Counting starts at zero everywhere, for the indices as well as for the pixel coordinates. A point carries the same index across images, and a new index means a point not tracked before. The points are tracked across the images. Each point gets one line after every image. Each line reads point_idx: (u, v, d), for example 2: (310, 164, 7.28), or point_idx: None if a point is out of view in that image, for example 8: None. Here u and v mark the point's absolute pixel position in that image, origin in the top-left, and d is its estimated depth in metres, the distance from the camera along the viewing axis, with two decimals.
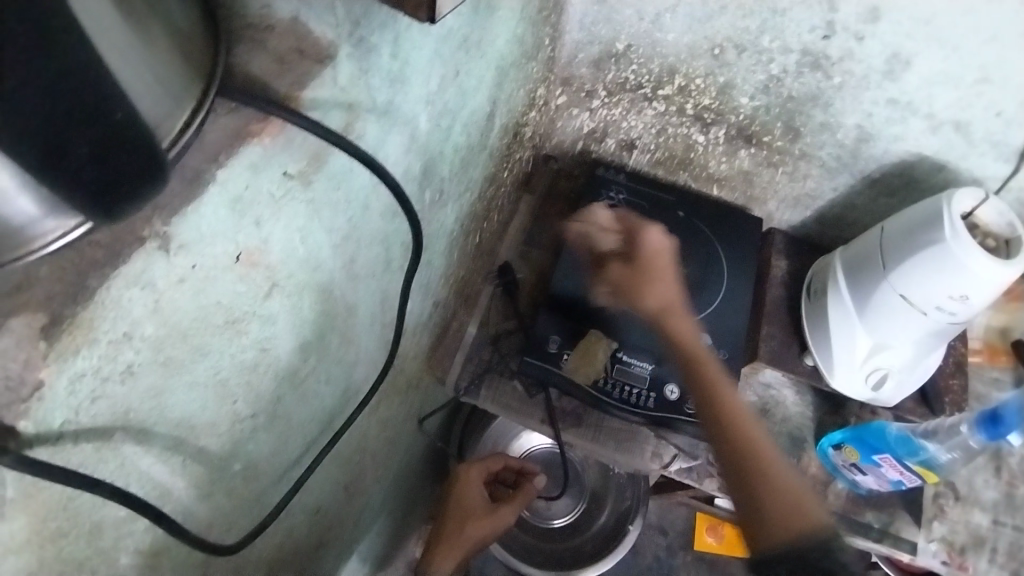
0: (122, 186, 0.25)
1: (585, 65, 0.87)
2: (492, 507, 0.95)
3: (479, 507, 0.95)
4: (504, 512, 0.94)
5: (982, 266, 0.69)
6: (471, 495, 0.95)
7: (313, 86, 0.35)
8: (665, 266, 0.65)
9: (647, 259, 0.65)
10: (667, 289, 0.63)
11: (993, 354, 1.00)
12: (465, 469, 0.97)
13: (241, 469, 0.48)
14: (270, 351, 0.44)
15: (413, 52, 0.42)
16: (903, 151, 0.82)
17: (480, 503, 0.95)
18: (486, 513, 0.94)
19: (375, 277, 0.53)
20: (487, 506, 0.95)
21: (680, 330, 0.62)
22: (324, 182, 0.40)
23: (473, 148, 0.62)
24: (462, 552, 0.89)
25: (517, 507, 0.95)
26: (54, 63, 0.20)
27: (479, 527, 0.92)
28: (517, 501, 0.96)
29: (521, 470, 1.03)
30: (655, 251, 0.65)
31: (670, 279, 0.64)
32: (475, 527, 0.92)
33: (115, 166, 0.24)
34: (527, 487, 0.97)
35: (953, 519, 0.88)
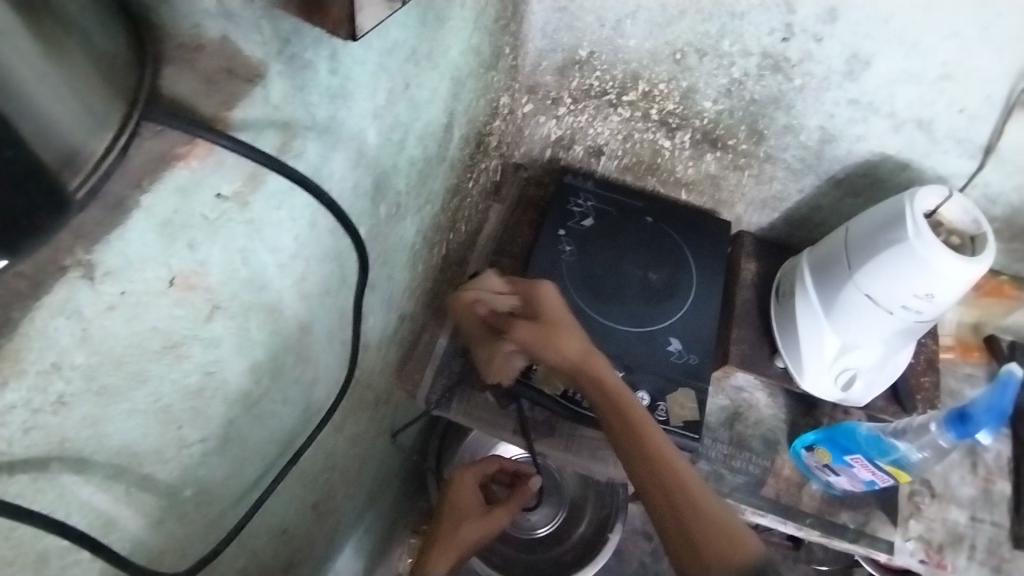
0: None
1: (549, 72, 0.87)
2: (486, 509, 0.94)
3: (475, 510, 0.93)
4: (500, 513, 0.92)
5: (948, 265, 0.70)
6: (465, 497, 0.94)
7: (241, 105, 0.34)
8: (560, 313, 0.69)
9: (548, 312, 0.69)
10: (570, 340, 0.66)
11: (965, 349, 1.00)
12: (460, 474, 0.96)
13: (194, 495, 0.46)
14: (217, 374, 0.42)
15: (356, 67, 0.41)
16: (866, 150, 0.83)
17: (475, 505, 0.94)
18: (482, 515, 0.93)
19: (330, 295, 0.52)
20: (482, 509, 0.94)
21: (597, 376, 0.65)
22: (262, 202, 0.39)
23: (431, 160, 0.61)
24: (458, 553, 0.87)
25: (513, 509, 0.94)
26: None
27: (475, 528, 0.91)
28: (512, 502, 0.94)
29: (515, 472, 1.01)
30: (549, 306, 0.70)
31: (571, 330, 0.67)
32: (471, 528, 0.90)
33: None
34: (522, 489, 0.96)
35: (929, 516, 0.89)
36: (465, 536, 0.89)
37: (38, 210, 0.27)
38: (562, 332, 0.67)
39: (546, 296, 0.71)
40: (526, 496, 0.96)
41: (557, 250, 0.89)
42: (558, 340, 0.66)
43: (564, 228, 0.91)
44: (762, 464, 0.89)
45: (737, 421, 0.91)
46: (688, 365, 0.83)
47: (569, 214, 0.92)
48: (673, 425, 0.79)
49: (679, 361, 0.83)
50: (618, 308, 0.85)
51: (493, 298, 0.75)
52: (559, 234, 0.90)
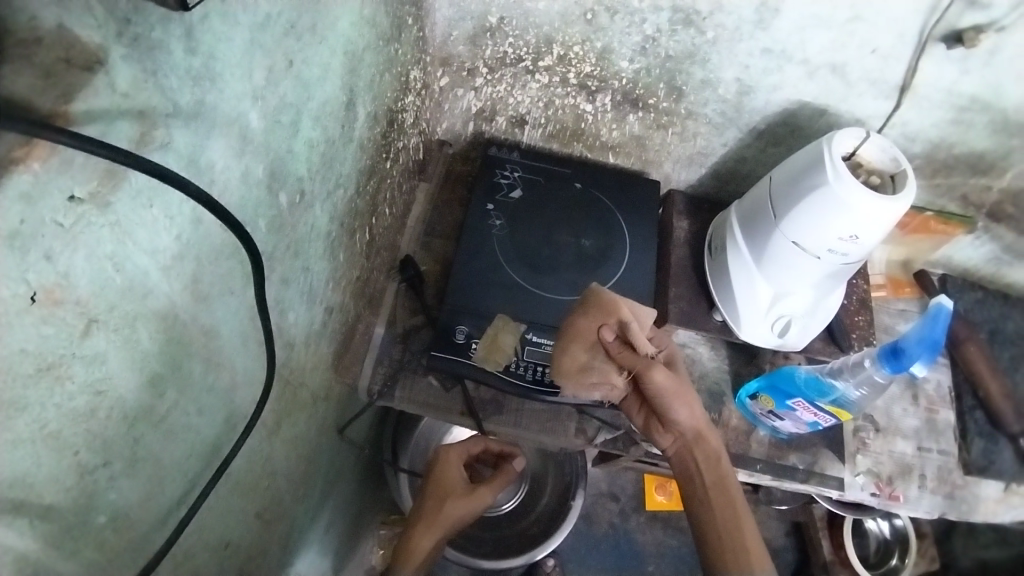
0: None
1: (461, 42, 0.84)
2: (471, 486, 0.92)
3: (459, 488, 0.92)
4: (484, 492, 0.91)
5: (866, 204, 0.71)
6: (451, 474, 0.92)
7: (84, 95, 0.30)
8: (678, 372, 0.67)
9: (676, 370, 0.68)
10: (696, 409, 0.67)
11: (896, 287, 1.03)
12: (445, 449, 0.93)
13: (109, 521, 0.43)
14: (109, 392, 0.39)
15: (220, 45, 0.38)
16: (783, 99, 0.83)
17: (461, 483, 0.92)
18: (466, 493, 0.91)
19: (235, 294, 0.49)
20: (467, 487, 0.92)
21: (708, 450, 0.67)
22: (126, 202, 0.35)
23: (335, 142, 0.58)
24: (438, 533, 0.88)
25: (497, 488, 0.92)
26: None
27: (457, 507, 0.90)
28: (496, 481, 0.93)
29: (500, 452, 0.99)
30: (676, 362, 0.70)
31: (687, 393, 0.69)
32: (454, 508, 0.89)
33: None
34: (507, 469, 0.95)
35: (875, 450, 0.92)
36: (447, 515, 0.89)
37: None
38: (685, 401, 0.66)
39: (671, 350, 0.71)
40: (510, 476, 0.94)
41: (487, 226, 0.88)
42: (682, 410, 0.66)
43: (493, 202, 0.90)
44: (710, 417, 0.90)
45: None
46: None
47: (497, 187, 0.91)
48: None
49: None
50: (553, 279, 0.85)
51: (641, 330, 0.68)
52: (488, 208, 0.89)
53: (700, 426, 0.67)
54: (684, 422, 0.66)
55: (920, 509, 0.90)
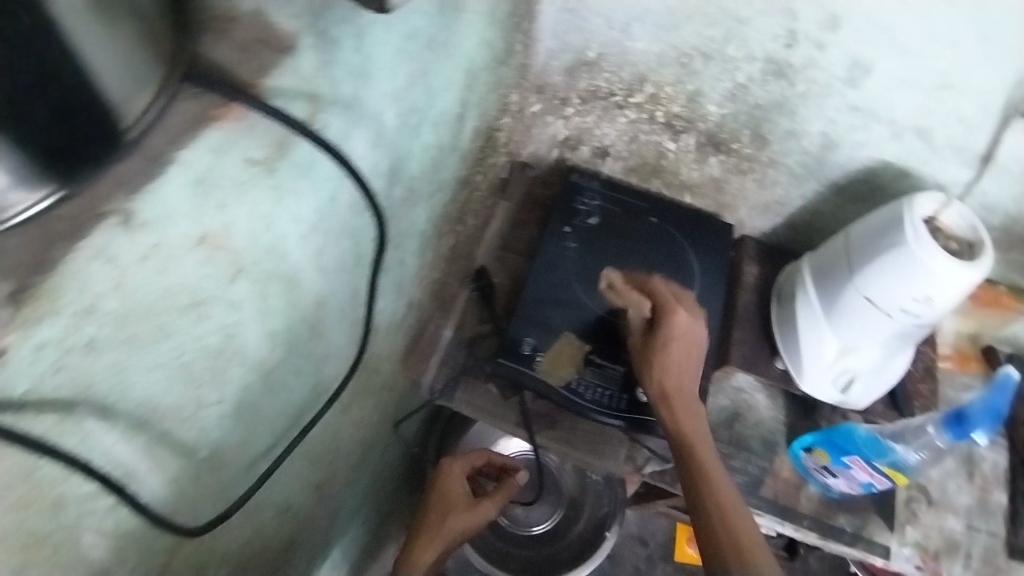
0: (65, 147, 0.29)
1: (558, 72, 0.89)
2: (474, 500, 0.93)
3: (461, 500, 0.93)
4: (486, 506, 0.91)
5: (944, 268, 0.71)
6: (453, 487, 0.93)
7: (273, 74, 0.36)
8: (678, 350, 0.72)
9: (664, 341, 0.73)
10: (674, 371, 0.73)
11: (963, 360, 1.00)
12: (448, 462, 0.95)
13: (208, 457, 0.47)
14: (236, 338, 0.43)
15: (379, 48, 0.44)
16: (866, 157, 0.84)
17: (463, 496, 0.93)
18: (469, 506, 0.92)
19: (344, 272, 0.54)
20: (468, 500, 0.93)
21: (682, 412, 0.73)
22: (287, 170, 0.40)
23: (444, 149, 0.64)
24: (441, 544, 0.88)
25: (499, 502, 0.92)
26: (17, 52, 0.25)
27: (461, 520, 0.90)
28: (498, 495, 0.93)
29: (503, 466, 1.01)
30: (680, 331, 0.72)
31: (684, 363, 0.73)
32: (456, 520, 0.90)
33: (64, 130, 0.28)
34: (509, 482, 0.94)
35: (925, 524, 0.89)
36: (450, 527, 0.89)
37: (78, 171, 0.30)
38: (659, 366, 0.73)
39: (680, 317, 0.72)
40: (513, 490, 0.95)
41: (562, 246, 0.92)
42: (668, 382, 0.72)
43: (570, 225, 0.93)
44: (761, 465, 0.90)
45: (736, 422, 0.92)
46: None
47: (576, 212, 0.95)
48: None
49: None
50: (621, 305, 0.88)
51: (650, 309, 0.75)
52: (565, 230, 0.93)
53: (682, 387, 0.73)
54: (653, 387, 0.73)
55: None
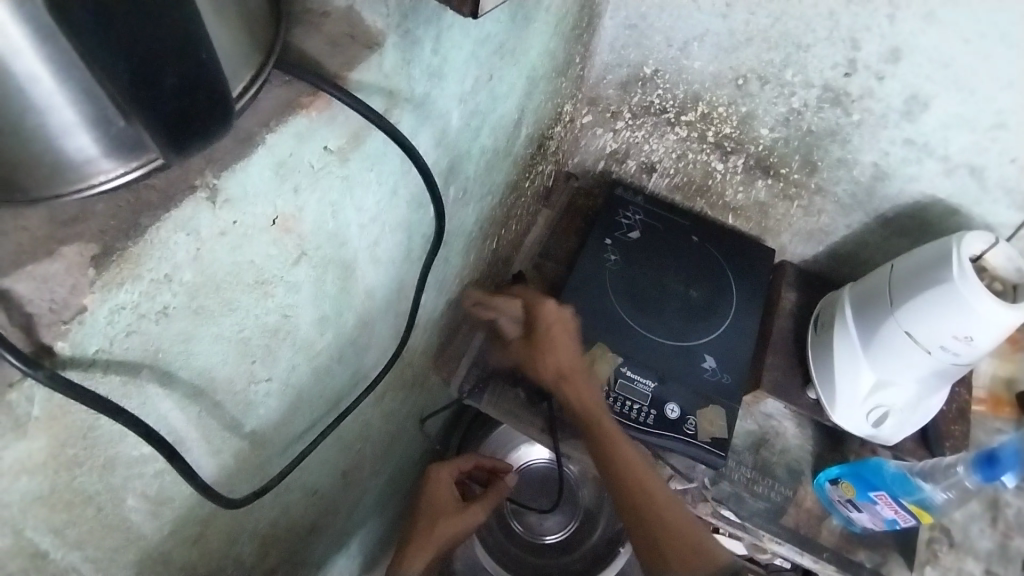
0: (189, 119, 0.27)
1: (612, 86, 0.90)
2: (463, 505, 0.94)
3: (451, 505, 0.94)
4: (475, 511, 0.93)
5: (990, 309, 0.70)
6: (442, 493, 0.94)
7: (359, 68, 0.38)
8: (560, 339, 0.79)
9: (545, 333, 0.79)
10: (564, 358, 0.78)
11: (997, 405, 0.99)
12: (436, 467, 0.96)
13: (251, 433, 0.48)
14: (291, 319, 0.45)
15: (454, 50, 0.45)
16: (917, 191, 0.84)
17: (452, 501, 0.95)
18: (457, 511, 0.93)
19: (395, 265, 0.55)
20: (457, 505, 0.94)
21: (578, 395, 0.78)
22: (358, 161, 0.42)
23: (498, 152, 0.65)
24: (431, 550, 0.89)
25: (488, 506, 0.95)
26: (163, 17, 0.24)
27: (449, 525, 0.92)
28: (487, 499, 0.95)
29: (493, 470, 1.03)
30: (553, 320, 0.79)
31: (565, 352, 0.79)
32: (446, 526, 0.91)
33: (189, 101, 0.27)
34: (500, 485, 0.98)
35: (945, 565, 0.88)
36: (439, 533, 0.91)
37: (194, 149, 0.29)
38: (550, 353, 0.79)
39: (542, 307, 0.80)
40: (501, 493, 0.97)
41: (602, 259, 0.92)
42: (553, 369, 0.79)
43: (610, 238, 0.94)
44: (784, 492, 0.89)
45: (762, 448, 0.92)
46: (721, 383, 0.85)
47: (617, 225, 0.95)
48: (701, 440, 0.81)
49: (713, 379, 0.85)
50: (657, 321, 0.88)
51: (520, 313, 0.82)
52: (606, 242, 0.93)
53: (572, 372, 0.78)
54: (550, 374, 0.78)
55: None
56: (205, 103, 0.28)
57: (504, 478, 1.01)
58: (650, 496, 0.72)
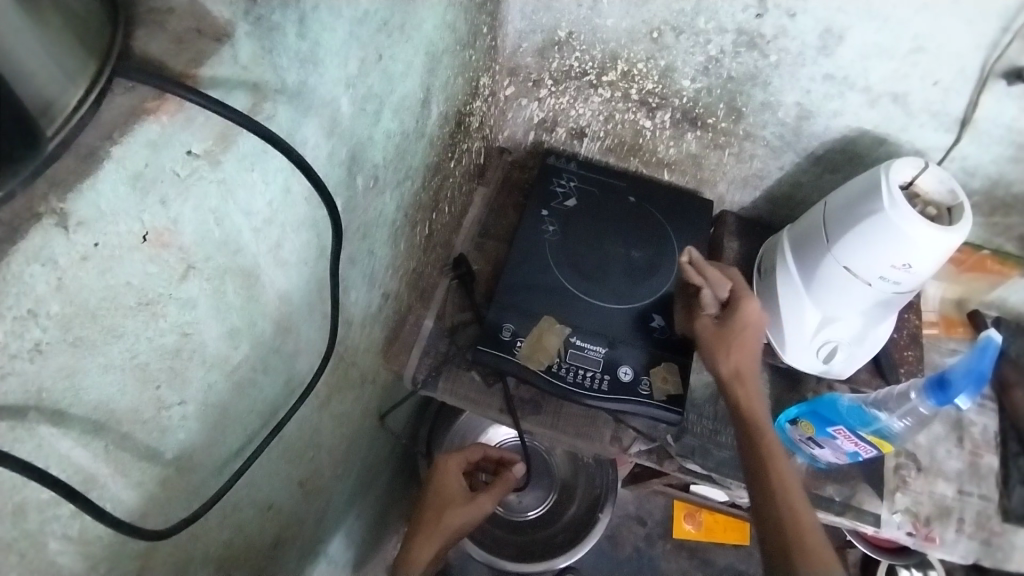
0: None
1: (529, 54, 0.88)
2: (471, 494, 0.92)
3: (458, 495, 0.92)
4: (484, 499, 0.91)
5: (920, 232, 0.71)
6: (450, 482, 0.92)
7: (210, 63, 0.35)
8: (749, 337, 0.73)
9: (739, 324, 0.73)
10: (746, 357, 0.72)
11: (949, 325, 1.00)
12: (444, 457, 0.94)
13: (175, 459, 0.46)
14: (195, 336, 0.43)
15: (326, 33, 0.43)
16: (843, 126, 0.83)
17: (459, 491, 0.92)
18: (464, 501, 0.91)
19: (308, 265, 0.53)
20: (465, 494, 0.92)
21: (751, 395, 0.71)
22: (233, 163, 0.40)
23: (408, 135, 0.63)
24: (438, 542, 0.87)
25: (496, 496, 0.92)
26: None
27: (456, 515, 0.89)
28: (495, 488, 0.93)
29: (500, 460, 1.00)
30: (752, 321, 0.74)
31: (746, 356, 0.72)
32: (454, 515, 0.89)
33: None
34: (506, 475, 0.95)
35: (915, 489, 0.89)
36: (446, 525, 0.88)
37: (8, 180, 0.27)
38: (732, 349, 0.73)
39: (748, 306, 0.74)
40: (508, 483, 0.93)
41: (540, 230, 0.91)
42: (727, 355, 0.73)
43: (547, 209, 0.93)
44: None
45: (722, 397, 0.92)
46: (671, 340, 0.85)
47: (552, 195, 0.94)
48: (657, 399, 0.81)
49: (662, 336, 0.85)
50: (603, 286, 0.88)
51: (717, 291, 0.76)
52: (542, 214, 0.92)
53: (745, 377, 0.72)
54: (722, 367, 0.72)
55: (956, 553, 0.88)
56: (15, 128, 0.26)
57: (513, 468, 0.97)
58: (784, 487, 0.63)
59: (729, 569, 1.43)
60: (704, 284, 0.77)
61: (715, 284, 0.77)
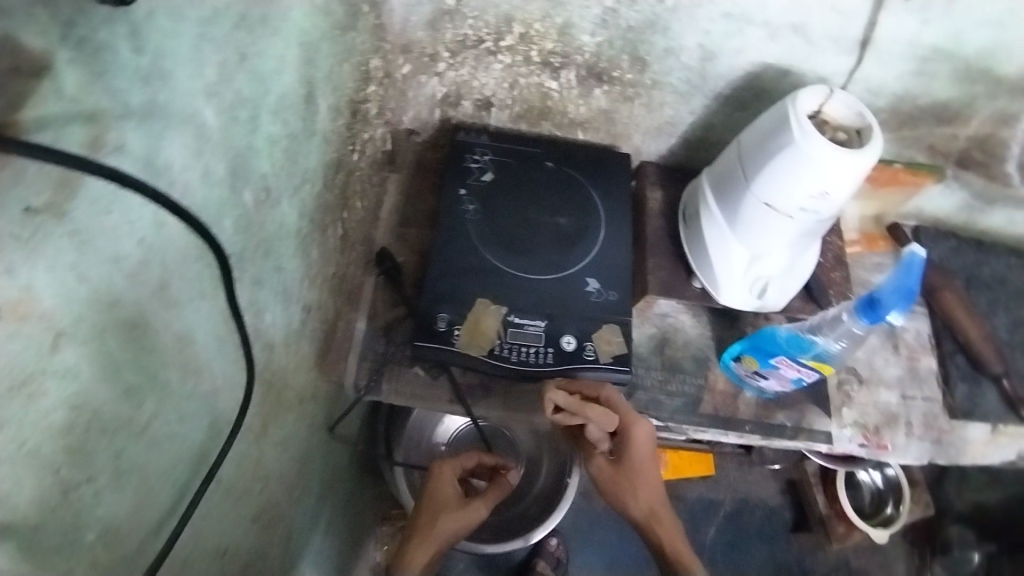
0: None
1: (420, 28, 0.81)
2: (464, 500, 0.90)
3: (453, 501, 0.90)
4: (478, 506, 0.89)
5: (832, 160, 0.71)
6: (443, 486, 0.90)
7: (31, 104, 0.30)
8: (640, 447, 0.81)
9: (632, 451, 0.82)
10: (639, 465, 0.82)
11: (870, 241, 1.04)
12: (439, 463, 0.91)
13: (99, 537, 0.42)
14: (86, 406, 0.38)
15: (170, 43, 0.38)
16: (746, 63, 0.83)
17: (454, 496, 0.90)
18: (458, 507, 0.89)
19: (207, 298, 0.49)
20: (461, 500, 0.91)
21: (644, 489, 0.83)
22: (83, 210, 0.35)
23: (296, 136, 0.57)
24: (433, 546, 0.85)
25: (490, 503, 0.90)
26: None
27: (451, 521, 0.87)
28: (490, 494, 0.91)
29: (494, 467, 0.98)
30: (638, 436, 0.81)
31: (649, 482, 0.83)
32: (448, 521, 0.87)
33: None
34: (501, 482, 0.94)
35: (860, 402, 0.93)
36: (440, 529, 0.86)
37: None
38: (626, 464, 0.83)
39: (638, 432, 0.80)
40: (503, 491, 0.93)
41: (460, 212, 0.88)
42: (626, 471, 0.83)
43: (464, 187, 0.90)
44: (696, 383, 0.91)
45: (666, 346, 0.93)
46: (609, 301, 0.84)
47: (468, 171, 0.91)
48: (603, 362, 0.80)
49: (600, 299, 0.84)
50: (533, 258, 0.86)
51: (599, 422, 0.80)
52: (460, 194, 0.89)
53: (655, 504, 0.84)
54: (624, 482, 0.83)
55: (908, 455, 0.93)
56: None
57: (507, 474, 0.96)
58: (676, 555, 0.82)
59: (701, 501, 1.49)
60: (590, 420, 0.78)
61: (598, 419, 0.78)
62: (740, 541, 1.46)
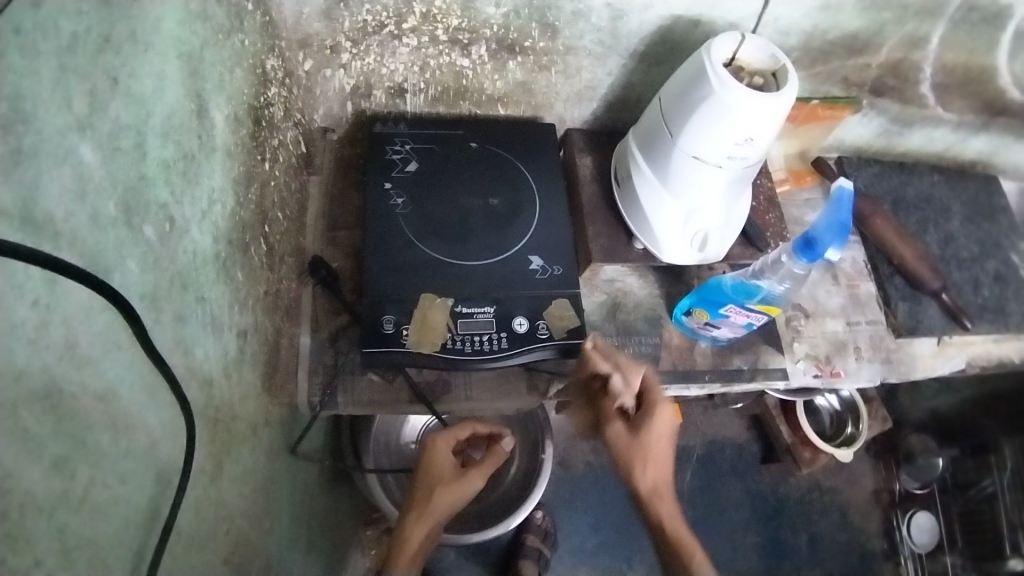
0: None
1: (315, 19, 0.77)
2: (461, 470, 0.88)
3: (448, 472, 0.88)
4: (475, 475, 0.88)
5: (751, 106, 0.71)
6: (438, 457, 0.88)
7: None
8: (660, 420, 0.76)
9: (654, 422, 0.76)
10: (657, 444, 0.76)
11: (797, 178, 1.06)
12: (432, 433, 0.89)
13: None
14: (14, 492, 0.35)
15: (22, 80, 0.34)
16: (655, 17, 0.82)
17: (449, 467, 0.88)
18: (455, 477, 0.87)
19: (126, 347, 0.45)
20: (456, 471, 0.88)
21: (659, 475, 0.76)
22: None
23: (195, 156, 0.53)
24: (430, 523, 0.84)
25: (488, 471, 0.88)
26: None
27: (447, 494, 0.86)
28: (487, 464, 0.89)
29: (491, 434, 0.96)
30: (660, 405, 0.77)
31: (661, 464, 0.76)
32: (444, 494, 0.85)
33: None
34: (498, 451, 0.92)
35: (810, 335, 0.96)
36: (435, 504, 0.85)
37: None
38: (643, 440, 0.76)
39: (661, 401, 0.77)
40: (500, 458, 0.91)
41: (389, 207, 0.85)
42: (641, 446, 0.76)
43: (389, 180, 0.86)
44: (652, 342, 0.92)
45: (618, 311, 0.93)
46: (554, 276, 0.83)
47: (390, 164, 0.87)
48: (558, 338, 0.79)
49: (545, 275, 0.83)
50: (471, 244, 0.84)
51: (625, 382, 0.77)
52: (386, 188, 0.86)
53: (661, 489, 0.76)
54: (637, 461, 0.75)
55: (861, 378, 0.96)
56: None
57: (503, 441, 0.95)
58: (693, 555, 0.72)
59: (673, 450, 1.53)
60: (618, 373, 0.77)
61: (627, 371, 0.77)
62: (716, 481, 1.51)
